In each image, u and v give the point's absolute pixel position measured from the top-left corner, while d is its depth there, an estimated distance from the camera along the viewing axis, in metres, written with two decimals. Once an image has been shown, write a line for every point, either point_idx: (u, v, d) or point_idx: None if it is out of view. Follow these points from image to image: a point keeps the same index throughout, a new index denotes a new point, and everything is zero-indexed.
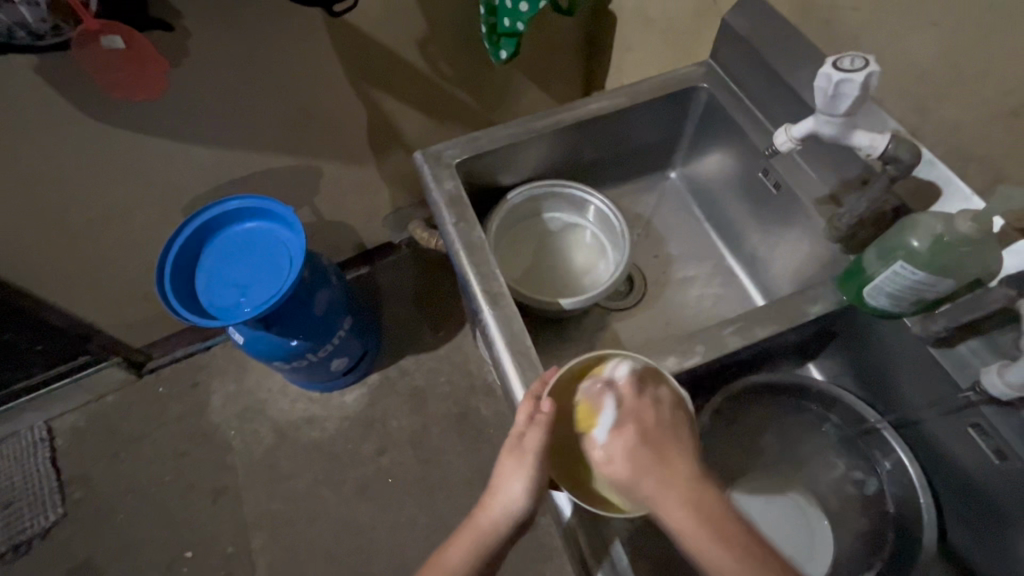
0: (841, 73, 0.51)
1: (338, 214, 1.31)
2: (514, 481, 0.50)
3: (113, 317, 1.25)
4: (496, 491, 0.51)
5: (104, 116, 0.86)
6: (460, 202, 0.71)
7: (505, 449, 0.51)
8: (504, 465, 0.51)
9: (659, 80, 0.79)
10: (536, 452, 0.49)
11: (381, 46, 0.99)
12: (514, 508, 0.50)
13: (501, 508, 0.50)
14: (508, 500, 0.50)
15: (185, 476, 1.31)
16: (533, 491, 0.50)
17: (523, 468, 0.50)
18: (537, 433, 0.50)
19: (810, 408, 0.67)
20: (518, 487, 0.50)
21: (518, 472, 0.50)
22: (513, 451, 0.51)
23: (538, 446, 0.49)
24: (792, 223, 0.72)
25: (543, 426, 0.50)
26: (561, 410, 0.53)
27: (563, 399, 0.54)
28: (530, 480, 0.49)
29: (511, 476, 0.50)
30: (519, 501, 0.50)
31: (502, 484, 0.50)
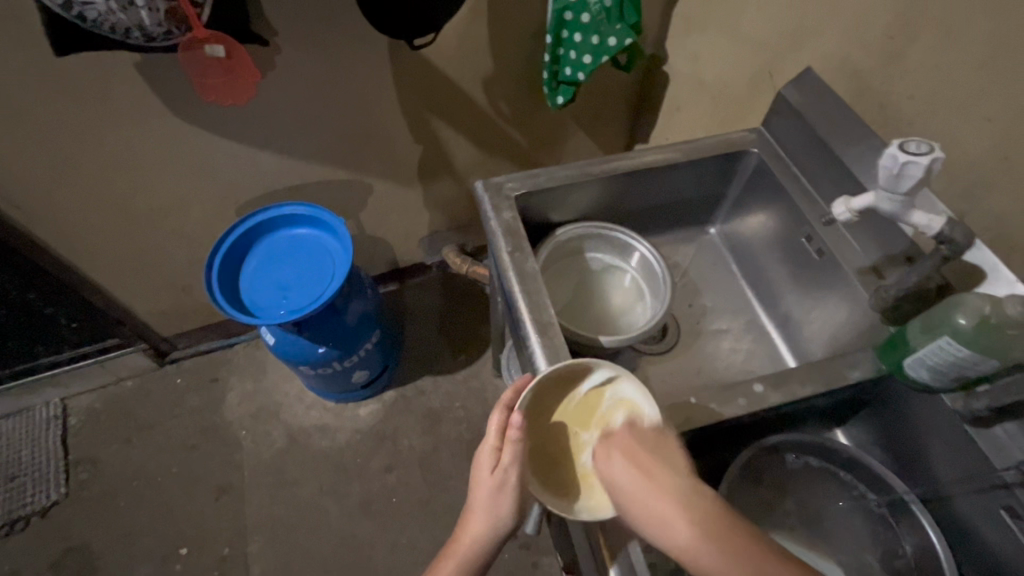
0: (907, 155, 0.55)
1: (378, 230, 1.35)
2: (497, 501, 0.53)
3: (148, 304, 1.29)
4: (476, 512, 0.54)
5: (186, 114, 0.92)
6: (516, 233, 0.75)
7: (481, 470, 0.54)
8: (483, 484, 0.54)
9: (711, 141, 0.84)
10: (514, 468, 0.52)
11: (449, 80, 1.05)
12: (500, 520, 0.53)
13: (482, 527, 0.53)
14: (487, 519, 0.53)
15: (191, 470, 1.31)
16: (514, 507, 0.53)
17: (501, 488, 0.53)
18: (511, 450, 0.53)
19: (835, 471, 0.68)
20: (504, 503, 0.53)
21: (497, 492, 0.53)
22: (491, 474, 0.53)
23: (512, 461, 0.53)
24: (831, 290, 0.75)
25: (515, 442, 0.53)
26: (534, 418, 0.58)
27: (535, 409, 0.58)
28: (510, 497, 0.53)
29: (489, 496, 0.53)
30: (500, 518, 0.53)
31: (481, 503, 0.54)
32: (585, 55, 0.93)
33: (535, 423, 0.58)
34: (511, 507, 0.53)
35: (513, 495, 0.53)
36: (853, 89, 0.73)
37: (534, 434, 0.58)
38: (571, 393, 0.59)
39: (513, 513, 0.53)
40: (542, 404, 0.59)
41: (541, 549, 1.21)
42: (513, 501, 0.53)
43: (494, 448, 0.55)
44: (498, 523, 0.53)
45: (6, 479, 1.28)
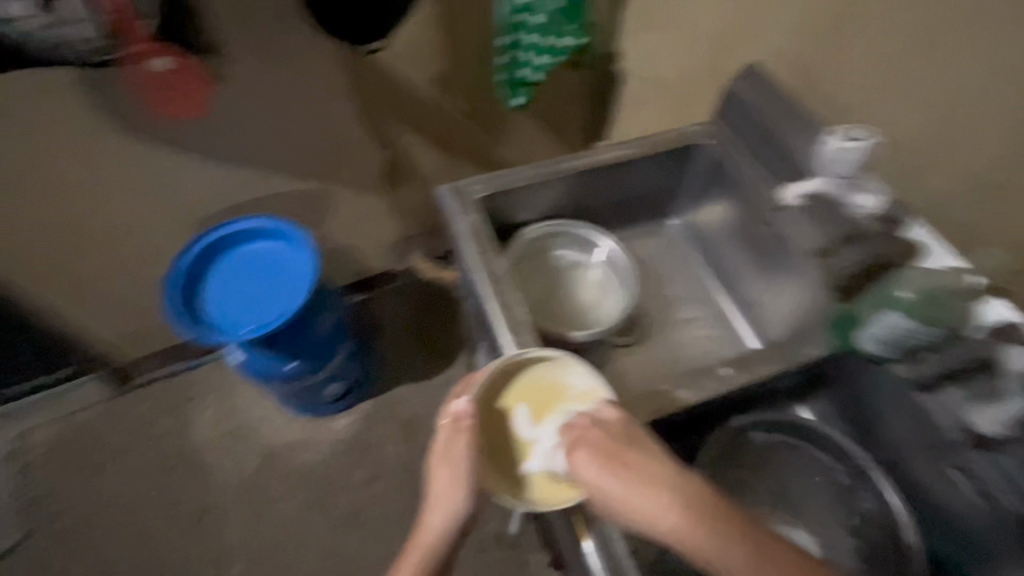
0: (846, 139, 0.66)
1: (344, 239, 1.33)
2: (448, 494, 0.53)
3: (107, 328, 1.24)
4: (431, 507, 0.54)
5: (138, 130, 0.89)
6: (483, 233, 0.75)
7: (433, 464, 0.55)
8: (437, 477, 0.54)
9: (667, 136, 0.86)
10: (464, 458, 0.53)
11: (409, 85, 1.04)
12: (452, 514, 0.53)
13: (437, 522, 0.54)
14: (441, 514, 0.54)
15: (163, 497, 1.26)
16: (465, 499, 0.53)
17: (451, 480, 0.53)
18: (462, 439, 0.53)
19: (804, 446, 0.71)
20: (454, 495, 0.53)
21: (449, 485, 0.53)
22: (441, 465, 0.54)
23: (462, 452, 0.53)
24: (788, 272, 0.78)
25: (466, 430, 0.54)
26: (487, 409, 0.58)
27: (488, 400, 0.58)
28: (460, 490, 0.53)
29: (441, 490, 0.53)
30: (455, 511, 0.53)
31: (437, 497, 0.54)
32: (541, 55, 0.94)
33: (487, 414, 0.58)
34: (461, 500, 0.53)
35: (467, 487, 0.53)
36: (798, 80, 0.76)
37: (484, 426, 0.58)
38: (520, 383, 0.59)
39: (466, 506, 0.53)
40: (493, 396, 0.59)
41: (527, 548, 1.21)
42: (467, 494, 0.53)
43: (444, 442, 0.55)
44: (454, 517, 0.53)
45: None
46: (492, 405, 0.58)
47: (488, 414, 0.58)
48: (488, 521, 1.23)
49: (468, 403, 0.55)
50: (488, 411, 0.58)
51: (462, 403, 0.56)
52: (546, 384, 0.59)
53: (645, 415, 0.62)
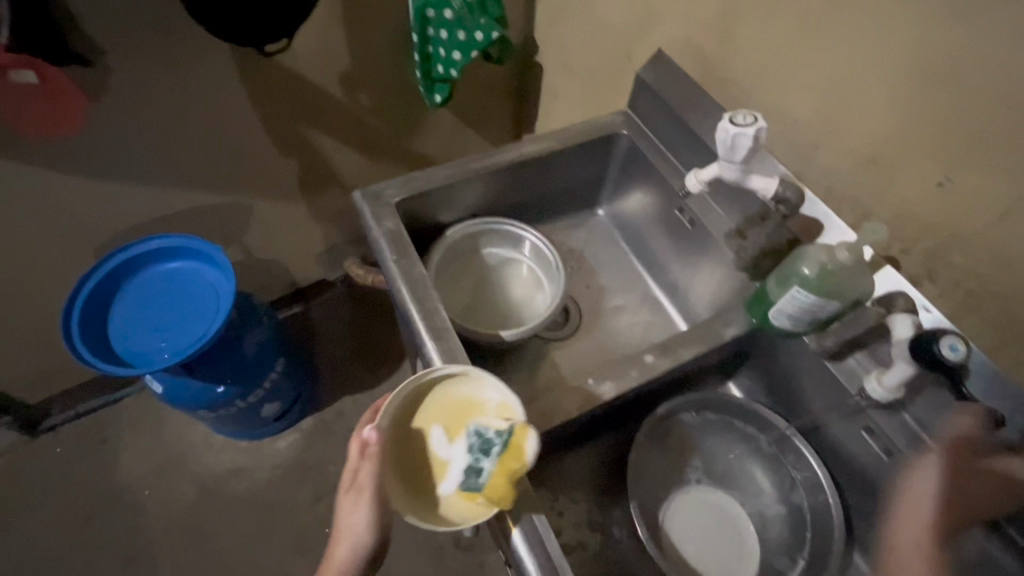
0: (736, 126, 0.61)
1: (268, 251, 1.26)
2: (357, 519, 0.54)
3: (4, 370, 1.12)
4: (342, 532, 0.55)
5: (9, 152, 0.80)
6: (401, 240, 0.73)
7: (345, 491, 0.55)
8: (346, 505, 0.54)
9: (583, 128, 0.86)
10: (370, 486, 0.53)
11: (316, 88, 1.00)
12: (361, 539, 0.54)
13: (348, 548, 0.54)
14: (351, 540, 0.54)
15: (89, 546, 1.17)
16: (373, 523, 0.54)
17: (360, 507, 0.54)
18: (369, 468, 0.53)
19: (733, 422, 0.73)
20: (363, 520, 0.54)
21: (356, 510, 0.54)
22: (350, 491, 0.54)
23: (370, 479, 0.53)
24: (705, 255, 0.80)
25: (372, 458, 0.53)
26: (402, 427, 0.57)
27: (404, 419, 0.58)
28: (368, 516, 0.54)
29: (352, 516, 0.54)
30: (361, 538, 0.54)
31: (345, 524, 0.55)
32: (453, 51, 0.92)
33: (402, 434, 0.57)
34: (369, 524, 0.54)
35: (372, 513, 0.54)
36: (700, 67, 0.78)
37: (397, 446, 0.57)
38: (435, 401, 0.58)
39: (374, 530, 0.54)
40: (408, 415, 0.58)
41: (485, 547, 1.21)
42: (372, 519, 0.54)
43: (353, 469, 0.54)
44: (361, 542, 0.54)
45: None
46: (404, 426, 0.57)
47: (400, 435, 0.57)
48: (441, 526, 1.21)
49: (376, 430, 0.54)
50: (403, 431, 0.57)
51: (369, 431, 0.54)
52: (464, 399, 0.57)
53: (572, 411, 0.62)
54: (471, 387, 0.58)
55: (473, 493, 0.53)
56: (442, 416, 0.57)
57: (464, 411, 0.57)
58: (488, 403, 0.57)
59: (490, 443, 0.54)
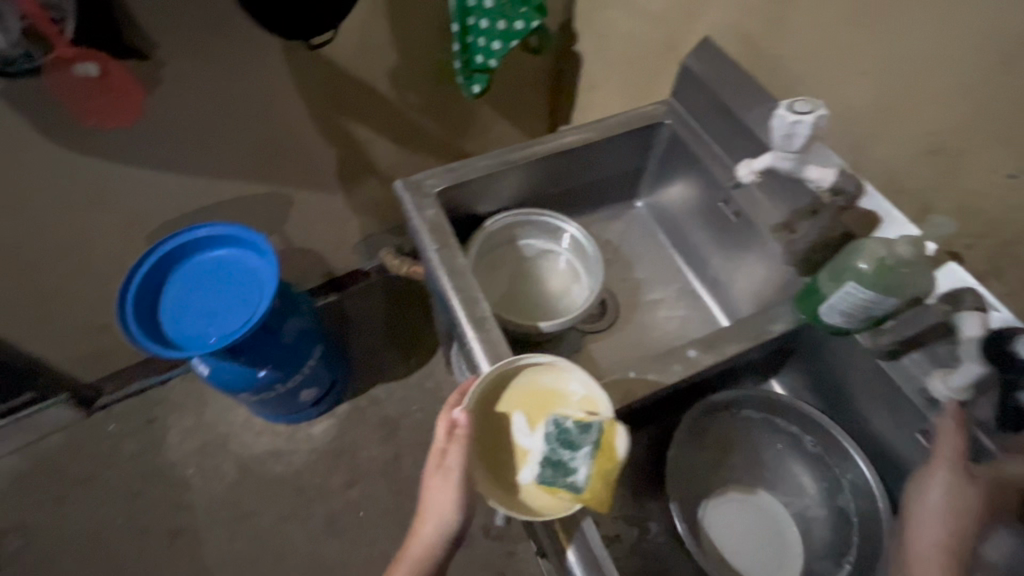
0: (794, 114, 0.59)
1: (306, 240, 1.29)
2: (444, 501, 0.53)
3: (62, 350, 1.18)
4: (426, 515, 0.54)
5: (70, 142, 0.84)
6: (442, 229, 0.73)
7: (431, 471, 0.55)
8: (432, 486, 0.54)
9: (626, 118, 0.85)
10: (458, 467, 0.53)
11: (357, 80, 1.01)
12: (447, 522, 0.53)
13: (431, 530, 0.53)
14: (435, 522, 0.53)
15: (137, 519, 1.22)
16: (460, 506, 0.53)
17: (447, 486, 0.53)
18: (458, 448, 0.53)
19: (776, 421, 0.71)
20: (451, 502, 0.53)
21: (443, 492, 0.53)
22: (437, 472, 0.54)
23: (459, 459, 0.53)
24: (750, 249, 0.78)
25: (461, 440, 0.54)
26: (485, 412, 0.58)
27: (486, 404, 0.58)
28: (456, 497, 0.53)
29: (439, 497, 0.53)
30: (447, 518, 0.53)
31: (431, 505, 0.54)
32: (493, 40, 0.92)
33: (484, 418, 0.58)
34: (457, 506, 0.53)
35: (459, 493, 0.53)
36: (749, 55, 0.75)
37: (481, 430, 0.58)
38: (519, 389, 0.59)
39: (461, 513, 0.53)
40: (490, 400, 0.59)
41: (514, 538, 1.22)
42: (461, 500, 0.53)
43: (440, 449, 0.55)
44: (446, 523, 0.53)
45: None
46: (490, 411, 0.58)
47: (485, 420, 0.58)
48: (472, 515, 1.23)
49: (464, 412, 0.55)
50: (485, 415, 0.58)
51: (458, 413, 0.55)
52: (547, 389, 0.59)
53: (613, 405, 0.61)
54: (555, 378, 0.59)
55: (554, 486, 0.53)
56: (526, 405, 0.58)
57: (547, 401, 0.58)
58: (573, 395, 0.58)
59: (574, 438, 0.54)
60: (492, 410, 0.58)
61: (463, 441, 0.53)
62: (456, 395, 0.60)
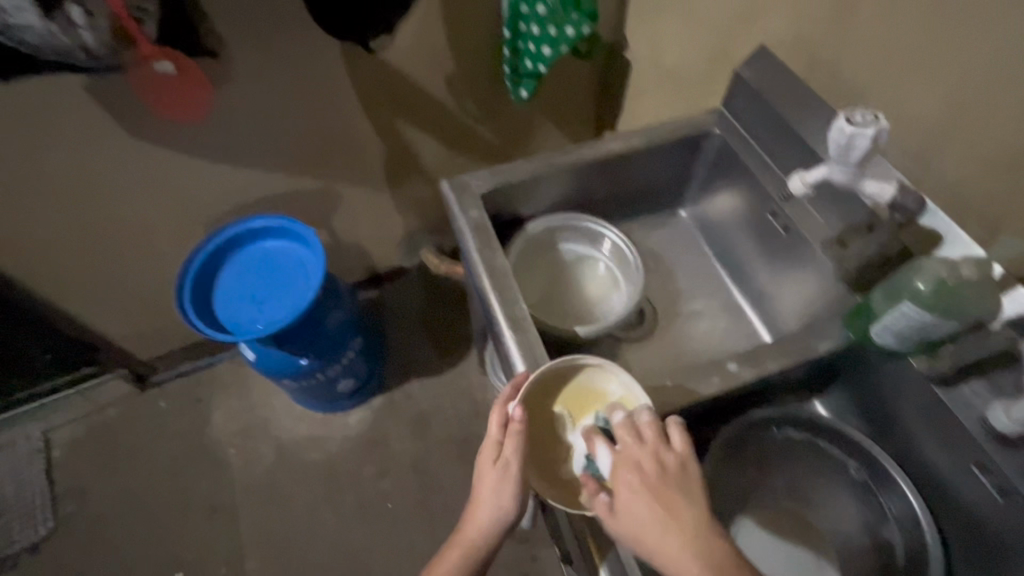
0: (853, 126, 0.57)
1: (352, 236, 1.33)
2: (499, 493, 0.56)
3: (123, 328, 1.26)
4: (481, 504, 0.57)
5: (144, 134, 0.90)
6: (485, 230, 0.74)
7: (486, 463, 0.57)
8: (488, 478, 0.56)
9: (675, 125, 0.84)
10: (515, 461, 0.55)
11: (410, 81, 1.04)
12: (502, 512, 0.56)
13: (487, 517, 0.57)
14: (490, 511, 0.56)
15: (181, 493, 1.29)
16: (516, 498, 0.56)
17: (504, 479, 0.55)
18: (513, 443, 0.55)
19: (818, 442, 0.69)
20: (507, 494, 0.56)
21: (500, 483, 0.55)
22: (493, 466, 0.56)
23: (514, 454, 0.55)
24: (799, 264, 0.77)
25: (516, 434, 0.55)
26: (537, 409, 0.60)
27: (538, 402, 0.60)
28: (512, 489, 0.55)
29: (494, 489, 0.56)
30: (503, 507, 0.56)
31: (487, 494, 0.56)
32: (544, 46, 0.92)
33: (536, 415, 0.60)
34: (512, 499, 0.56)
35: (515, 484, 0.55)
36: (808, 65, 0.73)
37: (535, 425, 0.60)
38: (567, 387, 0.61)
39: (515, 504, 0.56)
40: (542, 398, 0.61)
41: (539, 542, 1.21)
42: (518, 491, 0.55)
43: (495, 443, 0.57)
44: (501, 511, 0.56)
45: None
46: (541, 408, 0.60)
47: (537, 417, 0.60)
48: None
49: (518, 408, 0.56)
50: (536, 412, 0.60)
51: (513, 409, 0.56)
52: (593, 388, 0.61)
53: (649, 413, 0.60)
54: (601, 378, 0.61)
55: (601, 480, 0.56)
56: (574, 403, 0.60)
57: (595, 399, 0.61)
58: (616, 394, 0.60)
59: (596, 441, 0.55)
60: (543, 407, 0.61)
61: (518, 438, 0.55)
62: (509, 388, 0.62)
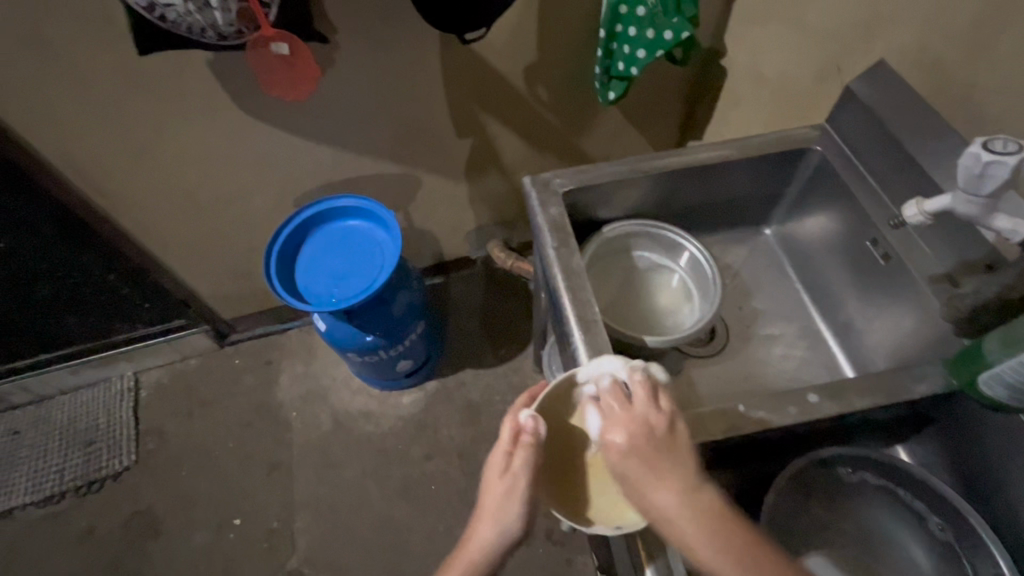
0: (992, 154, 0.52)
1: (425, 223, 1.37)
2: (505, 509, 0.52)
3: (212, 287, 1.37)
4: (483, 516, 0.53)
5: (252, 110, 0.97)
6: (563, 229, 0.74)
7: (492, 475, 0.53)
8: (493, 493, 0.53)
9: (772, 138, 0.80)
10: (525, 474, 0.52)
11: (499, 75, 1.05)
12: (508, 528, 0.52)
13: (490, 532, 0.52)
14: (495, 526, 0.52)
15: (245, 446, 1.38)
16: (523, 512, 0.52)
17: (511, 494, 0.52)
18: (523, 455, 0.52)
19: (897, 491, 0.64)
20: (514, 509, 0.52)
21: (506, 497, 0.52)
22: (501, 478, 0.52)
23: (524, 467, 0.52)
24: (898, 298, 0.71)
25: (528, 447, 0.52)
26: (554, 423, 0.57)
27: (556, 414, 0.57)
28: (520, 504, 0.52)
29: (499, 502, 0.52)
30: (507, 524, 0.52)
31: (490, 510, 0.52)
32: (638, 49, 0.91)
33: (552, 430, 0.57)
34: (519, 513, 0.52)
35: (522, 501, 0.52)
36: (930, 85, 0.68)
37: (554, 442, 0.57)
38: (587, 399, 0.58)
39: (522, 520, 0.52)
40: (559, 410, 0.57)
41: (575, 547, 1.20)
42: (524, 507, 0.52)
43: (505, 454, 0.53)
44: (505, 529, 0.52)
45: (86, 443, 1.39)
46: (556, 420, 0.57)
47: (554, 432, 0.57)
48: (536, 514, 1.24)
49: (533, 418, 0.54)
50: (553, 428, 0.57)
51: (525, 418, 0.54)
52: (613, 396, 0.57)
53: (716, 435, 0.58)
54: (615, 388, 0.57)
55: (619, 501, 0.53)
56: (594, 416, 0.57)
57: None
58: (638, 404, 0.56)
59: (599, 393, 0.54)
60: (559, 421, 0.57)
61: (529, 450, 0.52)
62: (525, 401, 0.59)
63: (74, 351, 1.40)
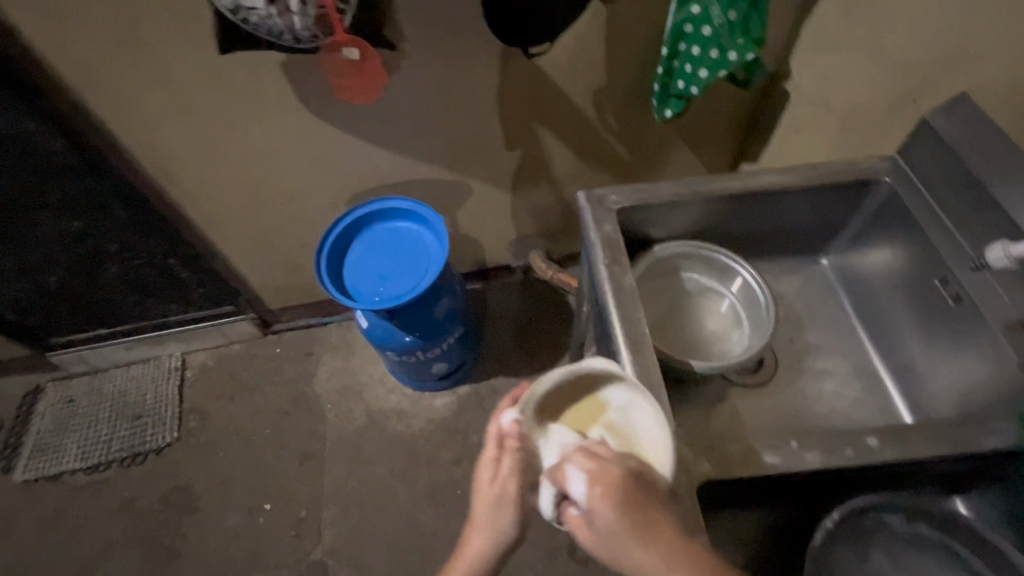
0: None
1: (471, 229, 1.39)
2: (499, 519, 0.54)
3: (263, 278, 1.41)
4: (477, 525, 0.55)
5: (319, 111, 1.00)
6: (616, 246, 0.74)
7: (483, 480, 0.55)
8: (484, 506, 0.54)
9: (839, 168, 0.77)
10: (512, 473, 0.53)
11: (557, 89, 1.06)
12: (504, 533, 0.53)
13: (482, 539, 0.54)
14: (488, 535, 0.54)
15: (281, 433, 1.42)
16: (515, 519, 0.53)
17: (502, 501, 0.53)
18: (510, 457, 0.53)
19: (954, 548, 0.61)
20: (510, 518, 0.53)
21: (497, 503, 0.53)
22: (492, 484, 0.54)
23: (510, 469, 0.53)
24: (968, 344, 0.68)
25: (513, 450, 0.53)
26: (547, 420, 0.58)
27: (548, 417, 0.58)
28: (511, 509, 0.53)
29: (491, 511, 0.54)
30: (501, 530, 0.54)
31: (482, 520, 0.54)
32: (700, 69, 0.87)
33: None
34: (511, 522, 0.53)
35: (516, 507, 0.53)
36: None
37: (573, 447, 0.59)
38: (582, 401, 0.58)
39: (515, 528, 0.53)
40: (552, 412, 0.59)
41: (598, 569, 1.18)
42: (515, 514, 0.53)
43: (494, 459, 0.55)
44: (499, 535, 0.54)
45: (133, 418, 1.46)
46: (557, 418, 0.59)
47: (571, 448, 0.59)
48: (560, 530, 1.23)
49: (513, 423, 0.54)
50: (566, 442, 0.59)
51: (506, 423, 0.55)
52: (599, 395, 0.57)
53: (765, 471, 0.56)
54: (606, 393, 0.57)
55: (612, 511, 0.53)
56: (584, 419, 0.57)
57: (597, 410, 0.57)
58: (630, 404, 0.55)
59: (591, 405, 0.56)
60: None
61: (515, 453, 0.53)
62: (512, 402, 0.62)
63: (129, 329, 1.47)
